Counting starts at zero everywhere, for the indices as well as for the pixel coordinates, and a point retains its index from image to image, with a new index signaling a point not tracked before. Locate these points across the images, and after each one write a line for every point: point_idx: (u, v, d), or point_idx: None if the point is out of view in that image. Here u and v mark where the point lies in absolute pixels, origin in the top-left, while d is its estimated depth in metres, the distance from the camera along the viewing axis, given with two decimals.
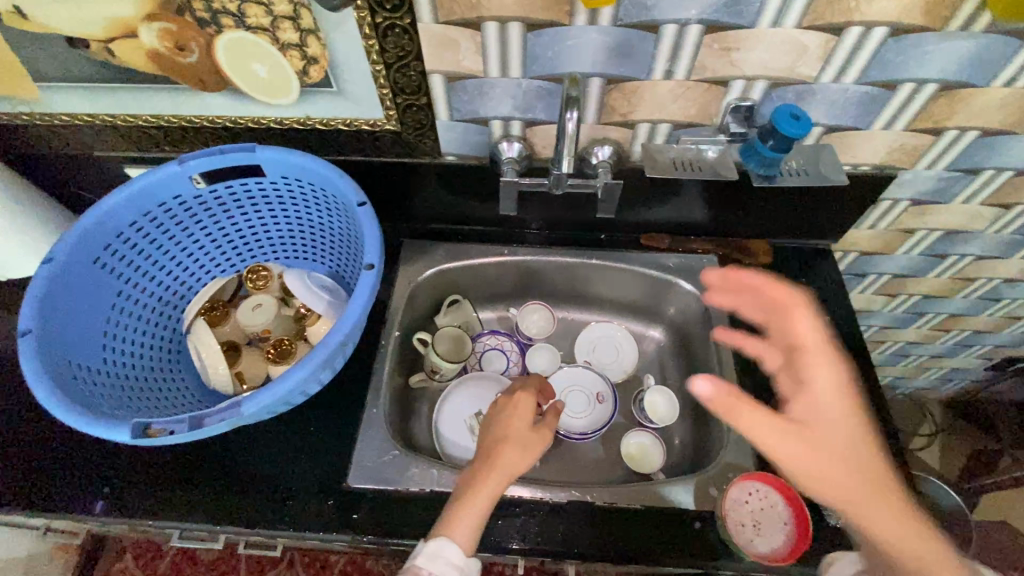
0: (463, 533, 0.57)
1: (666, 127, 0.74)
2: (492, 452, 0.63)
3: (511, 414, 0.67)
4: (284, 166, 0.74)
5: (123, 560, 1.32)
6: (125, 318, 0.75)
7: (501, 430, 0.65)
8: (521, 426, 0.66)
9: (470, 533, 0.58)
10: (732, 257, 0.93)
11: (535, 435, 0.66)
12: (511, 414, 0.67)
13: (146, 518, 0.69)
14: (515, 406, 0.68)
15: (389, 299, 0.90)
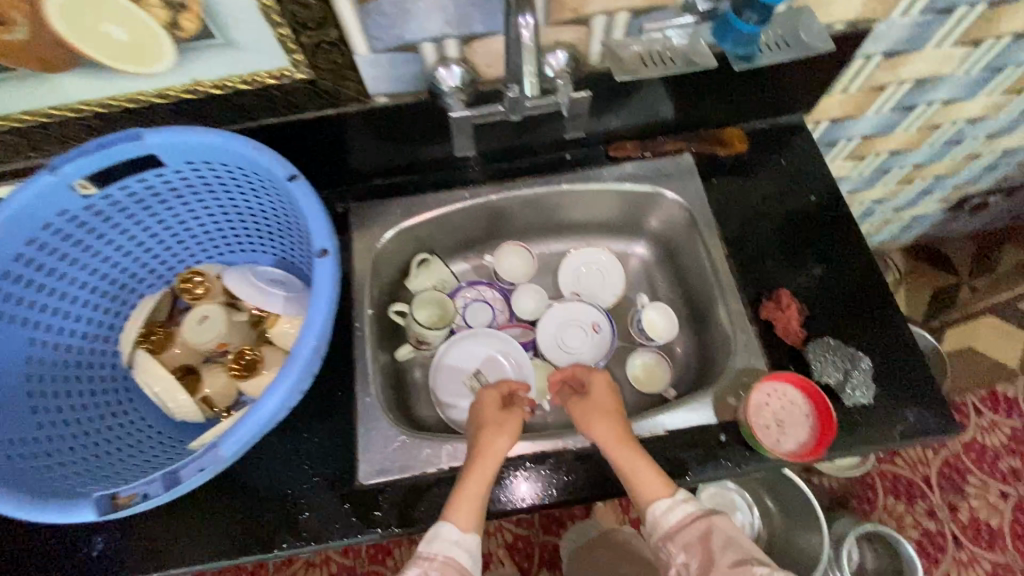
0: (462, 515, 0.61)
1: (624, 16, 0.63)
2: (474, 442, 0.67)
3: (480, 403, 0.72)
4: (187, 147, 0.62)
5: None
6: (49, 368, 0.63)
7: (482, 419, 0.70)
8: (490, 412, 0.71)
9: (469, 515, 0.61)
10: (705, 155, 0.86)
11: (505, 415, 0.70)
12: (478, 403, 0.72)
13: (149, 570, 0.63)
14: (482, 395, 0.73)
15: (351, 275, 0.80)
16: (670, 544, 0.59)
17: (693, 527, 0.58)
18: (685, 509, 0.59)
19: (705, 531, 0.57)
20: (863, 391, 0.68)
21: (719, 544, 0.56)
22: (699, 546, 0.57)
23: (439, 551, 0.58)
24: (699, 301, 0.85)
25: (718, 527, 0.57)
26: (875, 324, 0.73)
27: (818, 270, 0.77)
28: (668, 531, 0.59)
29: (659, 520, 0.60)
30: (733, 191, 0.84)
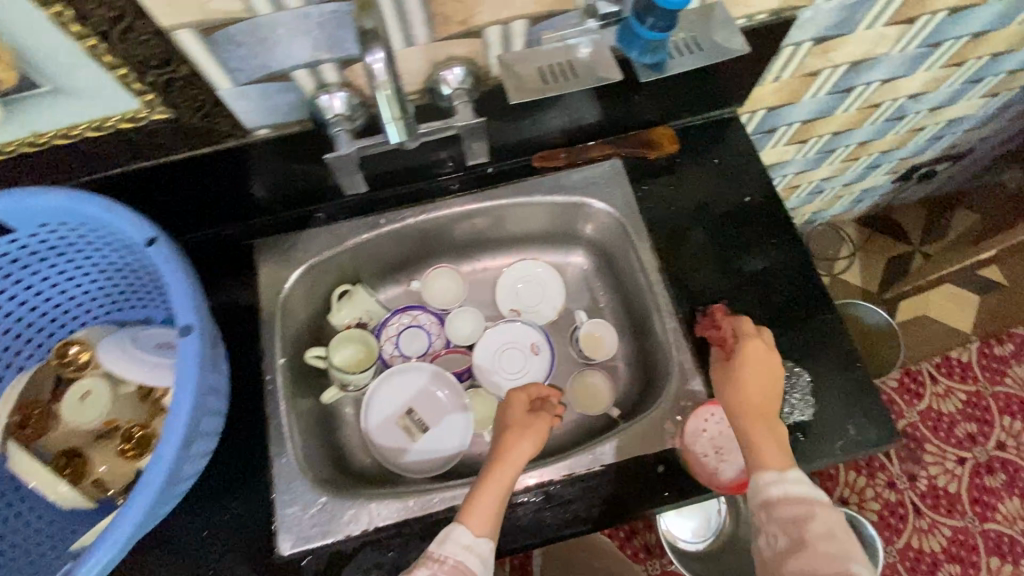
0: (478, 516, 0.58)
1: (520, 24, 0.56)
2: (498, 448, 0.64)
3: (508, 402, 0.69)
4: (33, 211, 0.54)
5: None
6: None
7: (510, 419, 0.67)
8: (519, 414, 0.67)
9: (484, 519, 0.58)
10: (636, 157, 0.80)
11: (534, 418, 0.67)
12: (506, 403, 0.68)
13: None
14: (510, 393, 0.70)
15: (260, 321, 0.74)
16: (766, 514, 0.56)
17: (796, 505, 0.54)
18: (795, 489, 0.55)
19: (806, 516, 0.54)
20: (801, 410, 0.66)
21: (817, 532, 0.52)
22: (796, 524, 0.53)
23: (450, 554, 0.55)
24: (638, 314, 0.81)
25: (822, 516, 0.53)
26: (813, 333, 0.70)
27: (755, 281, 0.73)
28: (770, 501, 0.56)
29: (762, 489, 0.57)
30: (666, 196, 0.79)
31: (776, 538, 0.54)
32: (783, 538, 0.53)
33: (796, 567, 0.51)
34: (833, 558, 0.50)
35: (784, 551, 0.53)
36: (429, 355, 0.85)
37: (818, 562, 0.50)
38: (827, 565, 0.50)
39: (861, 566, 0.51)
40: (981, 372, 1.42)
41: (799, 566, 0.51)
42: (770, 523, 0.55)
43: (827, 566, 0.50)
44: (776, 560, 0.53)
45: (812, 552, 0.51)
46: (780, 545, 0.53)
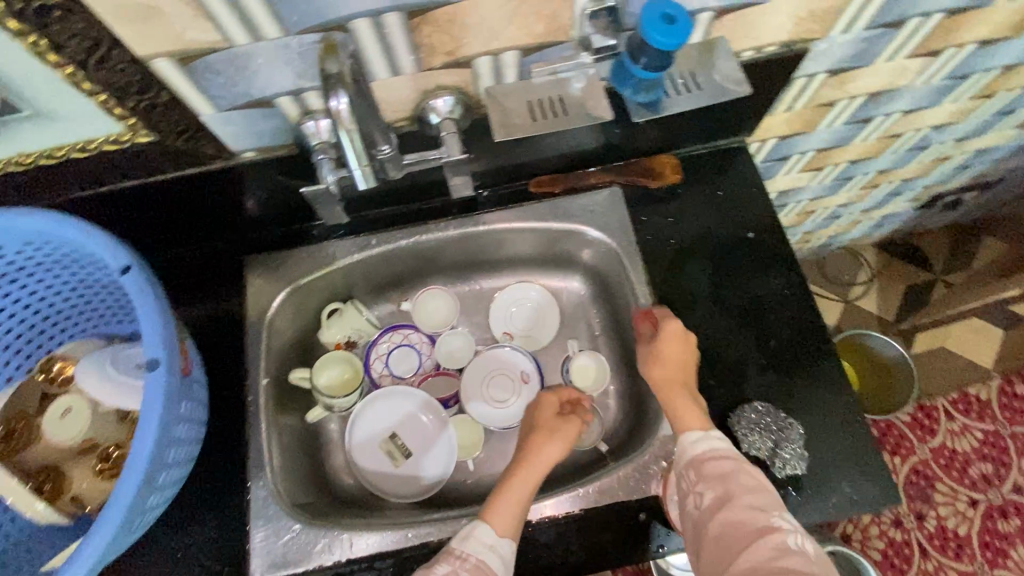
0: (499, 515, 0.59)
1: (511, 55, 0.54)
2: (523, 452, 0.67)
3: (539, 403, 0.73)
4: (14, 231, 0.54)
5: None
6: None
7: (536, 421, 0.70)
8: (548, 415, 0.71)
9: (506, 519, 0.59)
10: (637, 186, 0.77)
11: (563, 420, 0.70)
12: (537, 403, 0.72)
13: None
14: (542, 397, 0.73)
15: (245, 340, 0.73)
16: (692, 473, 0.56)
17: (721, 463, 0.56)
18: (717, 446, 0.57)
19: (731, 472, 0.55)
20: (792, 465, 0.62)
21: (742, 486, 0.53)
22: (724, 479, 0.54)
23: (472, 553, 0.56)
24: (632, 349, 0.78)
25: (746, 471, 0.54)
26: (812, 382, 0.67)
27: (755, 324, 0.70)
28: (695, 461, 0.57)
29: (685, 451, 0.58)
30: (665, 228, 0.75)
31: (702, 496, 0.54)
32: (708, 495, 0.54)
33: (722, 520, 0.51)
34: (759, 509, 0.51)
35: (710, 510, 0.53)
36: (419, 374, 0.84)
37: (744, 515, 0.51)
38: (753, 517, 0.51)
39: (785, 518, 0.51)
40: (1000, 410, 1.36)
41: (726, 520, 0.51)
42: (695, 480, 0.56)
43: (751, 518, 0.51)
44: (703, 517, 0.53)
45: (736, 504, 0.52)
46: (706, 502, 0.53)
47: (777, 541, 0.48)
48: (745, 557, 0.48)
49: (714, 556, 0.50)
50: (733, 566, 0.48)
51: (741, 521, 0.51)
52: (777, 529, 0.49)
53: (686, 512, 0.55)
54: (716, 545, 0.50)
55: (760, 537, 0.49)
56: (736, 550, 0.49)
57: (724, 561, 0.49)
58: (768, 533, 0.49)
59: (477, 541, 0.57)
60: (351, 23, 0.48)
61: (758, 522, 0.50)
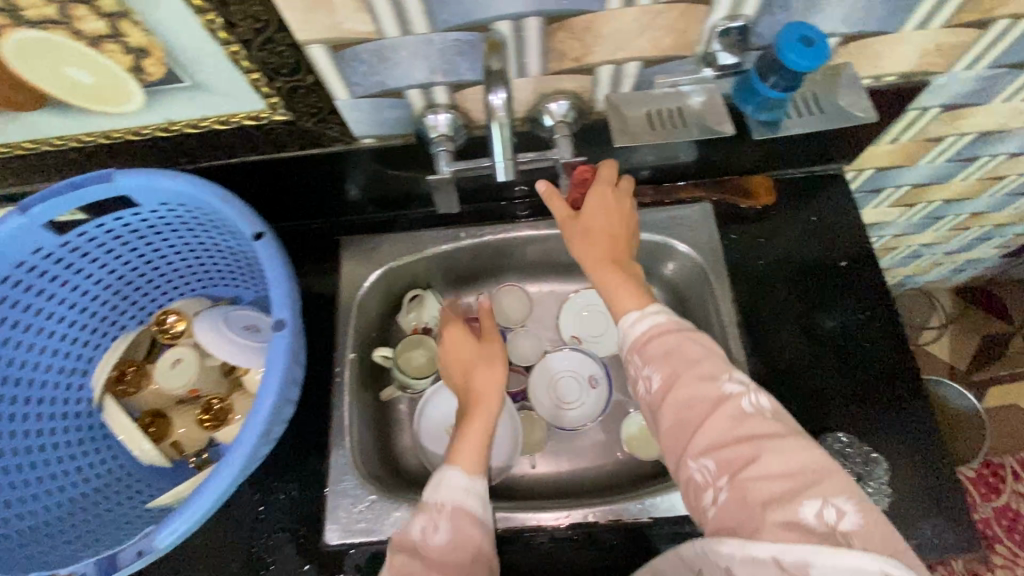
0: (465, 460, 0.58)
1: (634, 65, 0.56)
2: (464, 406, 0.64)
3: (446, 338, 0.68)
4: (158, 191, 0.59)
5: None
6: (26, 408, 0.62)
7: (457, 359, 0.67)
8: (467, 347, 0.67)
9: (472, 459, 0.58)
10: (727, 203, 0.78)
11: (484, 343, 0.67)
12: (444, 341, 0.68)
13: None
14: (444, 330, 0.69)
15: (336, 314, 0.77)
16: (639, 357, 0.53)
17: (666, 339, 0.52)
18: (659, 323, 0.54)
19: (677, 347, 0.51)
20: (878, 498, 0.62)
21: (687, 360, 0.50)
22: (669, 357, 0.51)
23: (447, 502, 0.55)
24: None
25: (691, 344, 0.51)
26: (898, 418, 0.66)
27: (842, 354, 0.69)
28: (641, 343, 0.53)
29: (629, 331, 0.55)
30: (753, 248, 0.76)
31: (651, 379, 0.51)
32: (656, 377, 0.51)
33: (673, 400, 0.49)
34: (708, 381, 0.48)
35: (663, 391, 0.50)
36: None
37: (694, 391, 0.48)
38: (704, 390, 0.48)
39: (734, 382, 0.49)
40: None
41: (678, 400, 0.49)
42: (643, 364, 0.52)
43: (702, 392, 0.48)
44: (656, 400, 0.50)
45: (684, 383, 0.49)
46: (655, 386, 0.51)
47: (731, 410, 0.47)
48: (702, 434, 0.47)
49: (672, 438, 0.49)
50: (692, 446, 0.47)
51: (693, 395, 0.48)
52: (730, 398, 0.47)
53: (640, 395, 0.53)
54: (672, 426, 0.49)
55: (715, 411, 0.47)
56: (696, 424, 0.47)
57: (682, 442, 0.48)
58: (722, 404, 0.47)
59: (450, 488, 0.56)
60: (493, 25, 0.50)
61: (710, 395, 0.48)
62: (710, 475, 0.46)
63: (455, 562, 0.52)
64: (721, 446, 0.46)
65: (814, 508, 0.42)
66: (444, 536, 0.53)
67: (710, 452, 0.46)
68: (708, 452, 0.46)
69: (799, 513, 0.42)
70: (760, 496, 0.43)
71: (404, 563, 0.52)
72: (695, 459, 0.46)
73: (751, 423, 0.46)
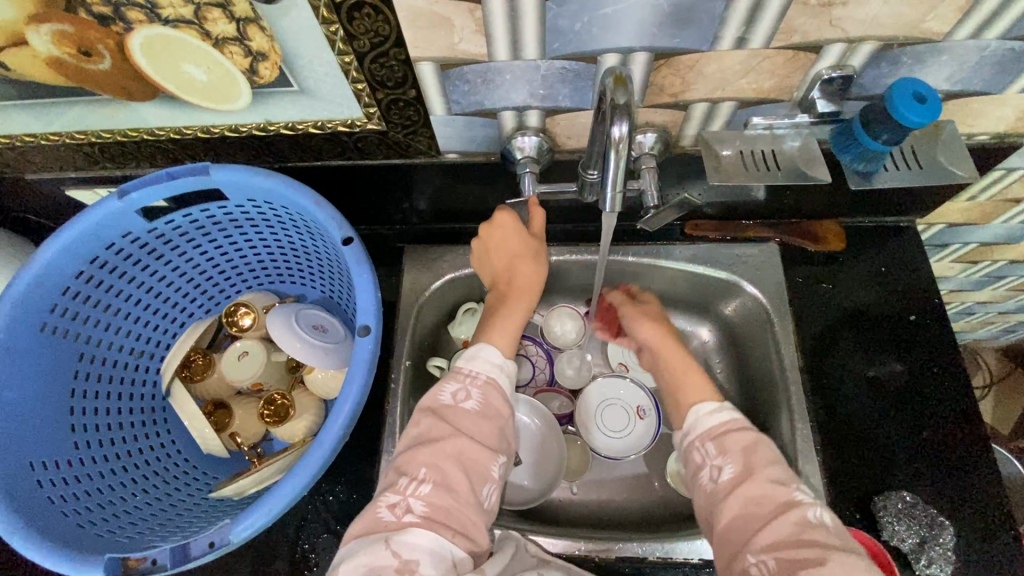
0: (502, 343, 0.60)
1: (729, 105, 0.56)
2: (506, 291, 0.66)
3: (496, 223, 0.66)
4: (249, 188, 0.61)
5: None
6: (96, 385, 0.63)
7: (503, 255, 0.67)
8: (515, 237, 0.66)
9: (509, 343, 0.60)
10: (795, 246, 0.78)
11: (531, 240, 0.66)
12: (493, 223, 0.66)
13: None
14: (498, 217, 0.66)
15: (394, 321, 0.78)
16: (709, 447, 0.52)
17: (740, 436, 0.52)
18: (737, 418, 0.54)
19: (753, 445, 0.51)
20: (941, 566, 0.61)
21: (764, 459, 0.50)
22: (747, 453, 0.50)
23: (480, 373, 0.55)
24: (760, 405, 0.77)
25: (767, 446, 0.51)
26: (965, 481, 0.65)
27: (909, 410, 0.69)
28: (716, 432, 0.53)
29: (700, 422, 0.55)
30: (820, 293, 0.76)
31: (721, 469, 0.50)
32: (728, 468, 0.50)
33: (741, 495, 0.48)
34: (781, 484, 0.48)
35: (729, 485, 0.49)
36: (532, 386, 0.88)
37: (766, 490, 0.47)
38: (773, 491, 0.47)
39: (804, 490, 0.48)
40: None
41: (747, 495, 0.48)
42: (714, 454, 0.52)
43: (771, 493, 0.47)
44: (720, 492, 0.49)
45: (757, 479, 0.48)
46: (725, 477, 0.50)
47: (799, 515, 0.45)
48: (766, 533, 0.45)
49: (732, 531, 0.47)
50: (753, 540, 0.45)
51: (760, 495, 0.47)
52: (798, 503, 0.46)
53: (701, 487, 0.51)
54: (735, 521, 0.47)
55: (781, 513, 0.46)
56: (760, 524, 0.46)
57: (743, 533, 0.46)
58: (789, 508, 0.46)
59: (484, 362, 0.57)
60: (601, 57, 0.51)
61: (779, 498, 0.47)
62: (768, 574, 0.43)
63: (478, 433, 0.52)
64: (782, 545, 0.44)
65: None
66: (474, 405, 0.53)
67: (770, 550, 0.44)
68: (769, 549, 0.44)
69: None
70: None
71: (430, 426, 0.52)
72: (755, 555, 0.44)
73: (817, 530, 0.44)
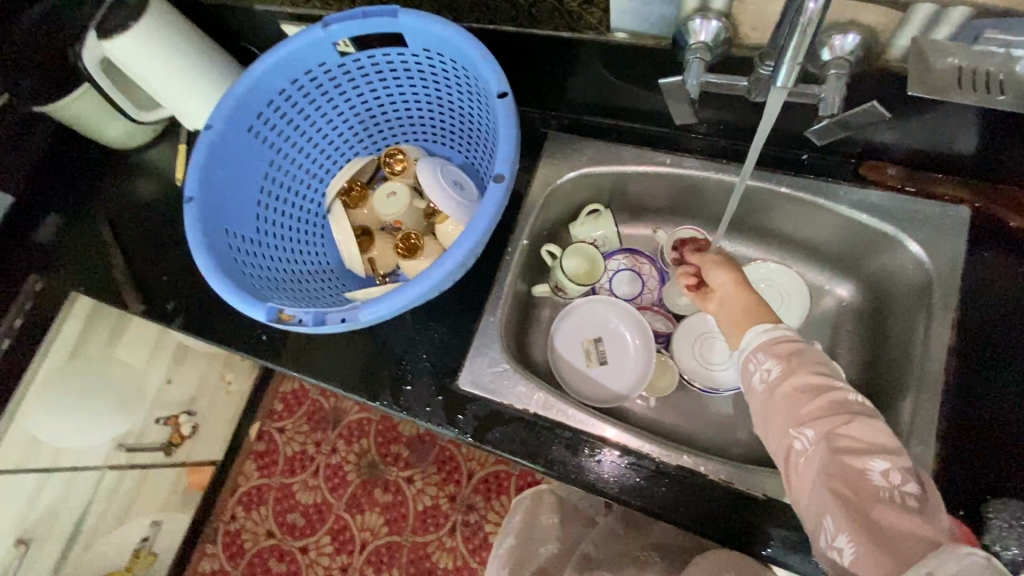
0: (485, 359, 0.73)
1: (965, 10, 0.47)
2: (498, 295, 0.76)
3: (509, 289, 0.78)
4: (427, 35, 0.66)
5: (275, 403, 1.52)
6: (278, 189, 0.76)
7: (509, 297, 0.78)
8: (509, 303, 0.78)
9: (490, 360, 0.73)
10: (993, 215, 0.67)
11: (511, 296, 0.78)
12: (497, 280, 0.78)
13: (286, 361, 0.77)
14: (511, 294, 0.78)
15: (523, 200, 0.82)
16: (758, 356, 0.55)
17: (788, 343, 0.55)
18: (783, 332, 0.56)
19: (799, 349, 0.54)
20: None
21: (808, 358, 0.53)
22: (791, 355, 0.53)
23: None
24: (884, 380, 0.70)
25: (814, 350, 0.54)
26: None
27: None
28: (766, 345, 0.55)
29: (756, 337, 0.56)
30: (1007, 276, 0.65)
31: (768, 370, 0.53)
32: (773, 368, 0.53)
33: (789, 387, 0.51)
34: (823, 373, 0.51)
35: (778, 380, 0.52)
36: (636, 302, 0.88)
37: (808, 378, 0.51)
38: (817, 378, 0.51)
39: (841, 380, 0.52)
40: None
41: (792, 384, 0.51)
42: (764, 358, 0.54)
43: (815, 381, 0.51)
44: (767, 388, 0.53)
45: (801, 370, 0.52)
46: (772, 376, 0.53)
47: (839, 396, 0.50)
48: (808, 409, 0.50)
49: (776, 415, 0.51)
50: (796, 418, 0.50)
51: (807, 382, 0.51)
52: (839, 387, 0.50)
53: (751, 387, 0.54)
54: (781, 407, 0.51)
55: (823, 394, 0.50)
56: (803, 406, 0.50)
57: (788, 410, 0.50)
58: (829, 390, 0.50)
59: (482, 372, 0.73)
60: None
61: (822, 384, 0.51)
62: (808, 443, 0.48)
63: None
64: (817, 415, 0.49)
65: (882, 466, 0.46)
66: None
67: (811, 422, 0.49)
68: (810, 421, 0.49)
69: (866, 466, 0.45)
70: (841, 447, 0.47)
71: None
72: (796, 427, 0.49)
73: (856, 406, 0.49)
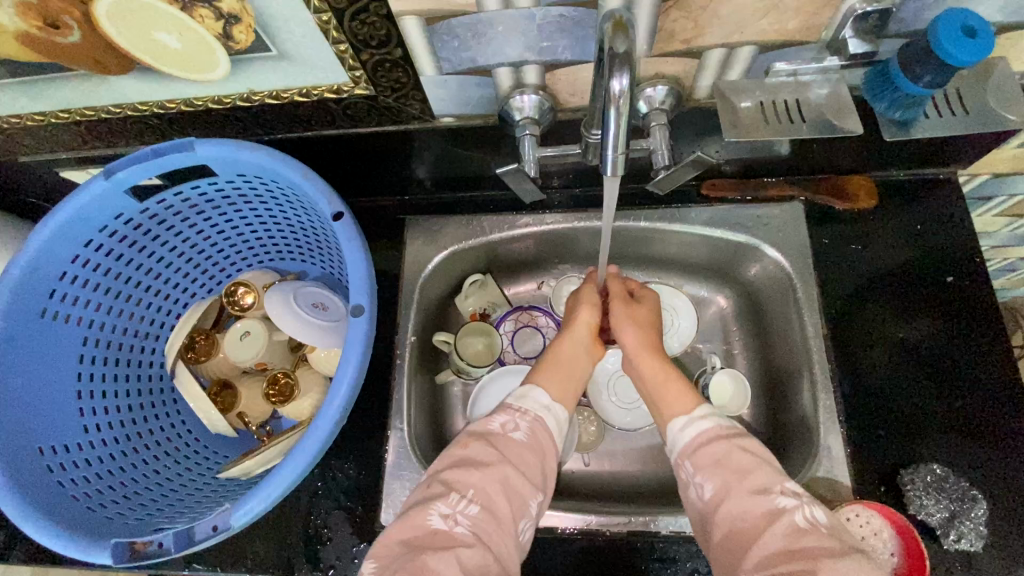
0: (549, 384, 0.60)
1: (748, 50, 0.50)
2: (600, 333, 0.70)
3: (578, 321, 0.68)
4: (236, 164, 0.58)
5: None
6: (103, 369, 0.64)
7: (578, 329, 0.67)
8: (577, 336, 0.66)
9: (556, 386, 0.60)
10: (822, 205, 0.73)
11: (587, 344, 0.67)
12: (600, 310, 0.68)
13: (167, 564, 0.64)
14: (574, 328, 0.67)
15: (398, 296, 0.76)
16: (687, 463, 0.51)
17: (713, 447, 0.50)
18: (707, 428, 0.52)
19: (726, 456, 0.49)
20: (972, 540, 0.58)
21: (738, 471, 0.48)
22: (720, 467, 0.48)
23: (531, 409, 0.57)
24: (781, 377, 0.73)
25: (739, 455, 0.48)
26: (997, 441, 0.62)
27: (943, 382, 0.65)
28: (691, 448, 0.51)
29: (677, 437, 0.53)
30: (850, 253, 0.71)
31: (701, 488, 0.49)
32: (707, 486, 0.48)
33: (726, 514, 0.46)
34: (760, 494, 0.46)
35: (713, 502, 0.48)
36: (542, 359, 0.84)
37: (746, 503, 0.46)
38: (754, 502, 0.46)
39: (784, 496, 0.46)
40: None
41: (730, 513, 0.46)
42: (692, 471, 0.50)
43: (753, 506, 0.46)
44: (707, 511, 0.48)
45: (737, 494, 0.46)
46: (707, 495, 0.48)
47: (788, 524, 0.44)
48: (759, 548, 0.43)
49: (725, 549, 0.46)
50: (745, 561, 0.44)
51: (746, 510, 0.46)
52: (784, 509, 0.45)
53: (688, 498, 0.50)
54: (726, 538, 0.46)
55: (772, 524, 0.44)
56: (750, 543, 0.44)
57: (733, 546, 0.45)
58: (776, 516, 0.44)
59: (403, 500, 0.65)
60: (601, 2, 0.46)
61: (760, 507, 0.45)
62: None
63: (523, 462, 0.53)
64: (772, 561, 0.42)
65: None
66: None
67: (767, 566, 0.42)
68: (765, 566, 0.42)
69: None
70: None
71: (476, 449, 0.52)
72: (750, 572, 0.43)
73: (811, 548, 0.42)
